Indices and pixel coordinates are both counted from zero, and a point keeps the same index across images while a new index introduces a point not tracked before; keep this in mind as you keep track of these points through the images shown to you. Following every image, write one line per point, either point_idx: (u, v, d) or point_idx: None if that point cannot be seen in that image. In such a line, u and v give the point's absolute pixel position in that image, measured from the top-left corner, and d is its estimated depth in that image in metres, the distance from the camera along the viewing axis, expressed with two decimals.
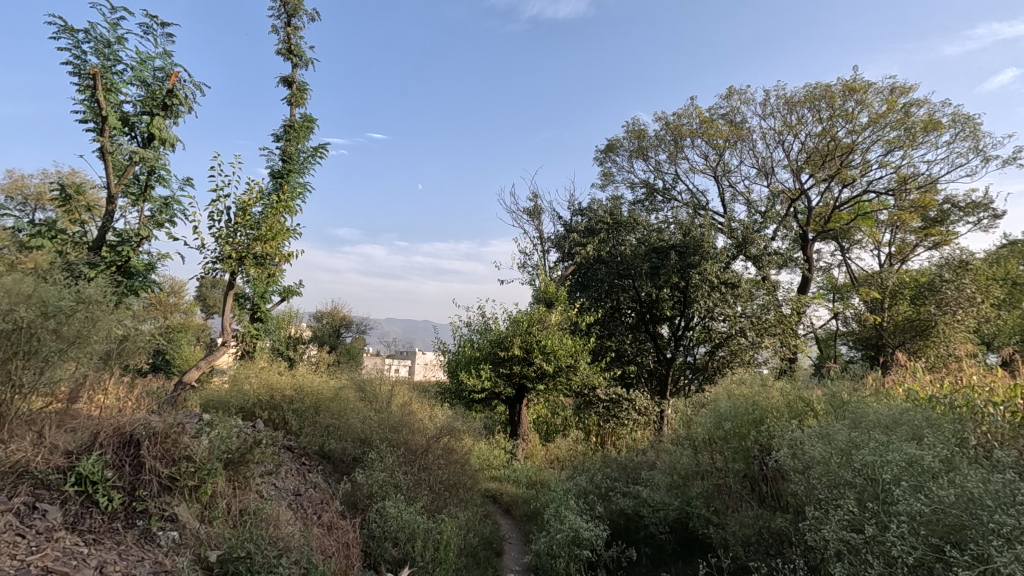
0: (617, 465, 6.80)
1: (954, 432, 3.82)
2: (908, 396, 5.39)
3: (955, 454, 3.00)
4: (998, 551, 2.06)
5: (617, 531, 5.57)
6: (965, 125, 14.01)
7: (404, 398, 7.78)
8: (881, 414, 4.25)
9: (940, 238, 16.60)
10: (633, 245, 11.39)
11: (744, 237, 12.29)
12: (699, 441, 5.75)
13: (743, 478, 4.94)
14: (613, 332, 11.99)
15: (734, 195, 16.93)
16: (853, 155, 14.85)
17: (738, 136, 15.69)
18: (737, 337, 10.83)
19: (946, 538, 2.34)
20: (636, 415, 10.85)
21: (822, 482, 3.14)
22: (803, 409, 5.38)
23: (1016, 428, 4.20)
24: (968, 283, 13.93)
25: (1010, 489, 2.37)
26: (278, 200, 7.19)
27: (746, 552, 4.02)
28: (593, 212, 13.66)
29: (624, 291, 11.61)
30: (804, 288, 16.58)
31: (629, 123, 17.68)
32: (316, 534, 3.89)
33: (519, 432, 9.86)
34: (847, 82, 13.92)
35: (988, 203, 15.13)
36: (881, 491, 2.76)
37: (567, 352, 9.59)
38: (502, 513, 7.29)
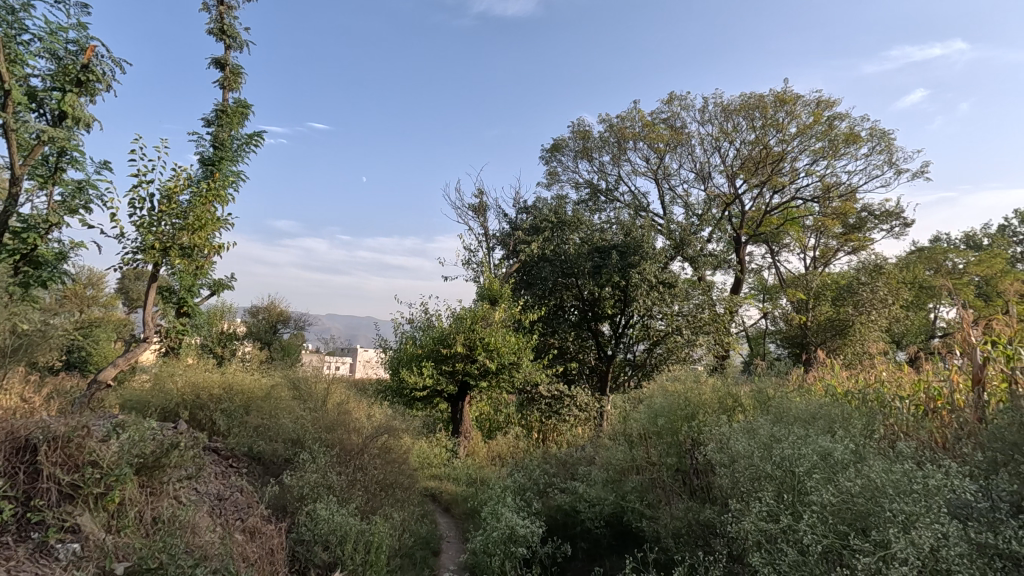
0: (556, 462, 6.84)
1: (864, 427, 4.12)
2: (827, 391, 5.77)
3: (863, 447, 3.22)
4: (894, 536, 2.20)
5: (554, 527, 5.61)
6: (881, 139, 15.09)
7: (341, 397, 7.53)
8: (801, 410, 4.50)
9: (858, 244, 17.75)
10: (576, 244, 11.59)
11: (682, 238, 12.69)
12: (636, 437, 5.92)
13: (676, 472, 5.13)
14: (556, 330, 12.06)
15: (673, 198, 17.52)
16: (783, 163, 15.69)
17: (678, 140, 16.27)
18: (674, 335, 11.30)
19: (853, 525, 2.49)
20: (576, 411, 11.10)
21: (745, 475, 3.25)
22: (732, 405, 5.65)
23: (918, 420, 4.58)
24: (882, 286, 15.07)
25: (909, 478, 2.55)
26: (207, 189, 6.79)
27: (676, 544, 4.13)
28: (536, 211, 13.79)
29: (567, 289, 11.74)
30: (736, 289, 17.39)
31: (575, 123, 17.90)
32: (238, 541, 3.68)
33: (461, 430, 9.79)
34: (778, 94, 14.70)
35: (900, 212, 16.38)
36: (797, 482, 2.89)
37: (511, 350, 9.59)
38: (442, 512, 7.24)
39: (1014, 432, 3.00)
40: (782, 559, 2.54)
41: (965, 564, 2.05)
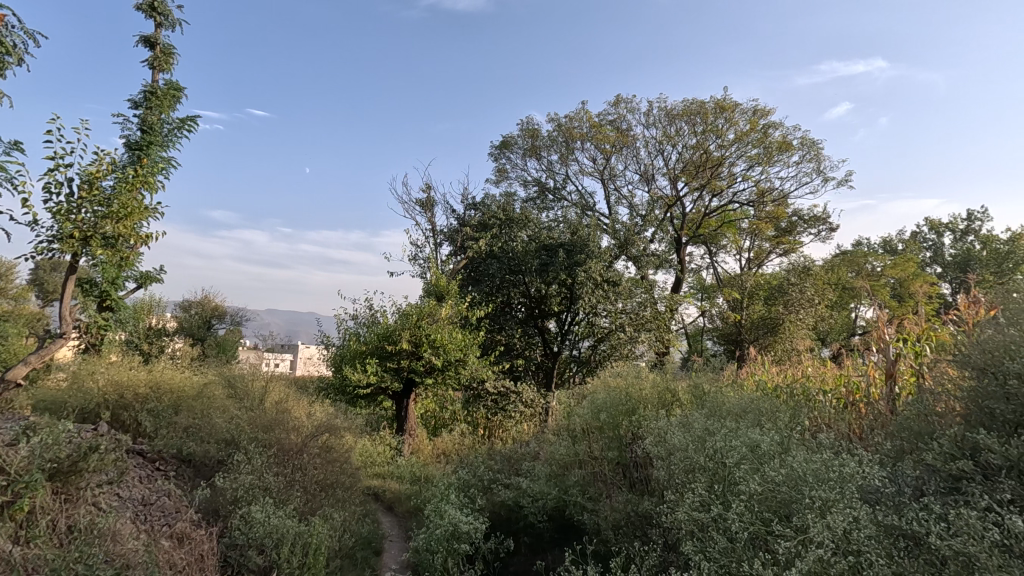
0: (501, 458, 6.88)
1: (789, 420, 4.38)
2: (758, 386, 6.12)
3: (788, 439, 3.43)
4: (812, 521, 2.36)
5: (497, 522, 5.65)
6: (811, 148, 16.01)
7: (280, 395, 7.27)
8: (734, 405, 4.73)
9: (789, 247, 18.75)
10: (524, 242, 11.68)
11: (626, 238, 13.01)
12: (579, 432, 6.03)
13: (617, 465, 5.26)
14: (503, 327, 12.10)
15: (619, 198, 17.93)
16: (722, 168, 16.38)
17: (623, 142, 16.68)
18: (617, 332, 11.60)
19: (776, 512, 2.64)
20: (522, 407, 11.19)
21: (680, 467, 3.38)
22: (670, 399, 5.87)
23: (838, 413, 4.93)
24: (809, 286, 16.01)
25: (828, 467, 2.73)
26: (134, 175, 6.38)
27: (615, 535, 4.25)
28: (485, 207, 13.59)
29: (514, 286, 11.80)
30: (677, 288, 18.02)
31: (524, 121, 17.96)
32: (164, 548, 3.49)
33: (405, 427, 9.67)
34: (718, 101, 15.33)
35: (826, 217, 17.44)
36: (727, 473, 3.04)
37: (457, 346, 9.55)
38: (385, 511, 7.14)
39: (918, 422, 3.28)
40: (712, 545, 2.66)
41: (873, 545, 2.21)
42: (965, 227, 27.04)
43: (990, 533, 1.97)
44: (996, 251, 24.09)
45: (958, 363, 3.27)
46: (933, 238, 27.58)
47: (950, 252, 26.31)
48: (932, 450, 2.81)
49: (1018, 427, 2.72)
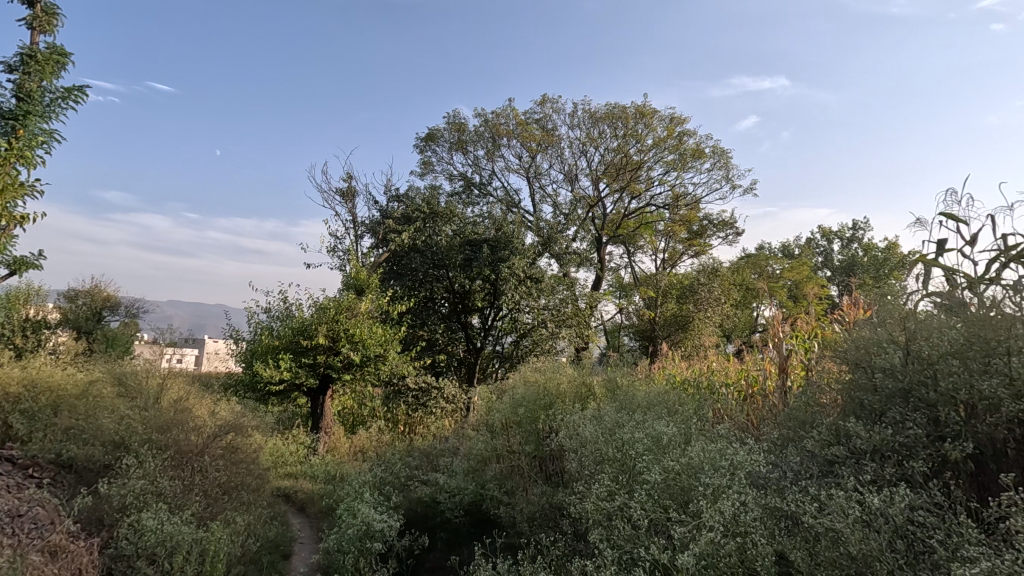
0: (419, 454, 6.80)
1: (693, 412, 4.68)
2: (668, 380, 6.49)
3: (690, 430, 3.65)
4: (706, 507, 2.53)
5: (413, 520, 5.56)
6: (721, 157, 17.08)
7: (180, 392, 6.78)
8: (644, 398, 4.98)
9: (700, 249, 19.89)
10: (448, 236, 11.60)
11: (549, 236, 13.24)
12: (496, 427, 6.06)
13: (534, 458, 5.37)
14: (426, 322, 11.92)
15: (543, 196, 18.22)
16: (640, 172, 17.09)
17: (549, 141, 16.99)
18: (539, 328, 11.80)
19: (675, 499, 2.81)
20: (443, 403, 10.99)
21: (590, 458, 3.50)
22: (586, 393, 6.10)
23: (739, 404, 5.32)
24: (716, 286, 17.09)
25: (722, 455, 2.94)
26: (7, 148, 5.68)
27: (530, 527, 4.33)
28: (409, 199, 13.21)
29: (438, 280, 11.69)
30: (597, 285, 18.60)
31: (451, 114, 17.77)
32: (35, 563, 3.16)
33: (321, 425, 9.28)
34: (638, 107, 15.99)
35: (733, 222, 18.68)
36: (632, 464, 3.19)
37: (377, 341, 9.31)
38: (296, 512, 6.84)
39: (803, 412, 3.60)
40: (616, 532, 2.78)
41: (757, 527, 2.41)
42: (850, 236, 29.92)
43: (854, 511, 2.20)
44: (875, 258, 26.87)
45: (837, 358, 3.62)
46: (825, 245, 30.31)
47: (838, 258, 29.02)
48: (812, 438, 3.10)
49: (882, 415, 3.06)
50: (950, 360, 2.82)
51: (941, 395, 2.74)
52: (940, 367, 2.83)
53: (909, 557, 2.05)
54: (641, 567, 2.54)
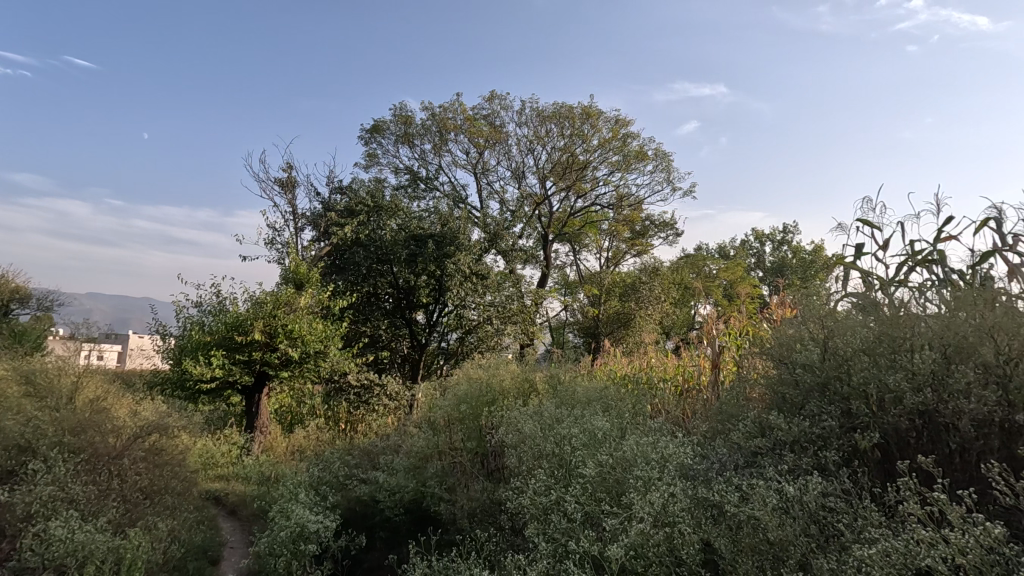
0: (359, 452, 6.66)
1: (631, 407, 4.83)
2: (608, 375, 6.68)
3: (625, 424, 3.76)
4: (637, 499, 2.61)
5: (351, 519, 5.43)
6: (663, 160, 17.61)
7: (98, 391, 6.34)
8: (585, 393, 5.09)
9: (642, 249, 20.45)
10: (393, 231, 11.38)
11: (495, 232, 13.23)
12: (438, 424, 6.00)
13: (475, 455, 5.37)
14: (369, 318, 11.65)
15: (490, 193, 18.19)
16: (586, 171, 17.38)
17: (496, 138, 17.01)
18: (485, 324, 11.79)
19: (608, 493, 2.88)
20: (386, 400, 10.83)
21: (528, 454, 3.54)
22: (528, 388, 6.19)
23: (676, 399, 5.51)
24: (656, 285, 17.63)
25: (654, 448, 3.04)
26: None
27: (470, 523, 4.33)
28: (352, 191, 12.60)
29: (382, 276, 11.44)
30: (542, 283, 18.78)
31: (397, 106, 17.42)
32: None
33: (256, 424, 8.92)
34: (584, 107, 16.25)
35: (673, 223, 19.32)
36: (568, 459, 3.24)
37: (318, 338, 9.01)
38: (226, 516, 6.54)
39: (733, 406, 3.77)
40: (550, 526, 2.82)
41: (684, 516, 2.51)
42: (781, 239, 31.63)
43: (773, 498, 2.32)
44: (803, 260, 28.51)
45: (765, 354, 3.81)
46: (757, 247, 31.89)
47: (769, 259, 30.60)
48: (738, 431, 3.26)
49: (801, 408, 3.26)
50: (861, 356, 3.03)
51: (854, 389, 2.94)
52: (853, 362, 3.04)
53: (820, 541, 2.19)
54: (575, 559, 2.59)
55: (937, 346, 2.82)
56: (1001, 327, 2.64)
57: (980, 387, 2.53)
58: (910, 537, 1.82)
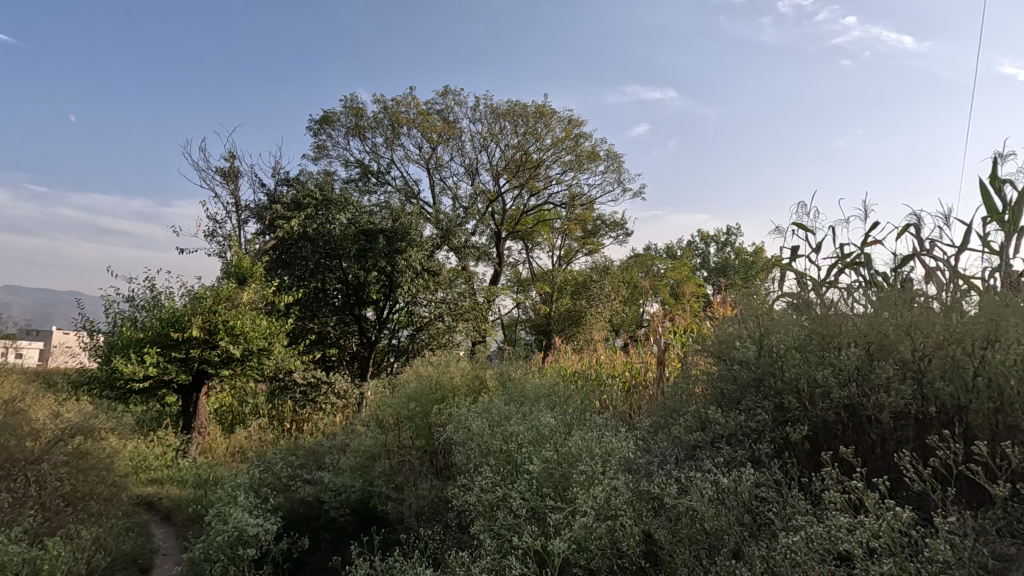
0: (304, 452, 6.47)
1: (579, 403, 4.92)
2: (558, 372, 6.77)
3: (570, 420, 3.82)
4: (581, 493, 2.67)
5: (294, 521, 5.26)
6: (614, 161, 17.97)
7: (14, 392, 5.89)
8: (534, 390, 5.14)
9: (593, 248, 20.79)
10: (342, 225, 11.10)
11: (448, 229, 13.14)
12: (385, 422, 5.89)
13: (424, 453, 5.32)
14: (315, 314, 11.20)
15: (443, 188, 18.03)
16: (539, 170, 17.51)
17: (450, 133, 16.89)
18: (436, 322, 11.70)
19: (553, 488, 2.93)
20: (333, 398, 10.58)
21: (475, 451, 3.55)
22: (478, 385, 6.21)
23: (623, 395, 5.64)
24: (607, 284, 17.97)
25: (597, 444, 3.11)
26: None
27: (417, 522, 4.29)
28: (299, 183, 12.09)
29: (330, 271, 11.14)
30: (494, 280, 18.79)
31: (348, 97, 16.98)
32: None
33: (194, 425, 8.52)
34: (538, 106, 16.37)
35: (623, 223, 19.75)
36: (514, 455, 3.27)
37: (262, 335, 8.67)
38: (159, 522, 6.21)
39: (676, 402, 3.89)
40: (496, 522, 2.84)
41: (626, 508, 2.58)
42: (724, 240, 32.91)
43: (708, 489, 2.42)
44: (744, 261, 29.74)
45: (707, 351, 3.95)
46: (703, 248, 33.04)
47: (713, 260, 31.76)
48: (679, 426, 3.37)
49: (738, 403, 3.41)
50: (793, 353, 3.19)
51: (786, 384, 3.09)
52: (786, 358, 3.19)
53: (751, 529, 2.30)
54: (520, 555, 2.63)
55: (861, 344, 3.00)
56: (917, 326, 2.84)
57: (899, 382, 2.71)
58: (831, 523, 1.93)
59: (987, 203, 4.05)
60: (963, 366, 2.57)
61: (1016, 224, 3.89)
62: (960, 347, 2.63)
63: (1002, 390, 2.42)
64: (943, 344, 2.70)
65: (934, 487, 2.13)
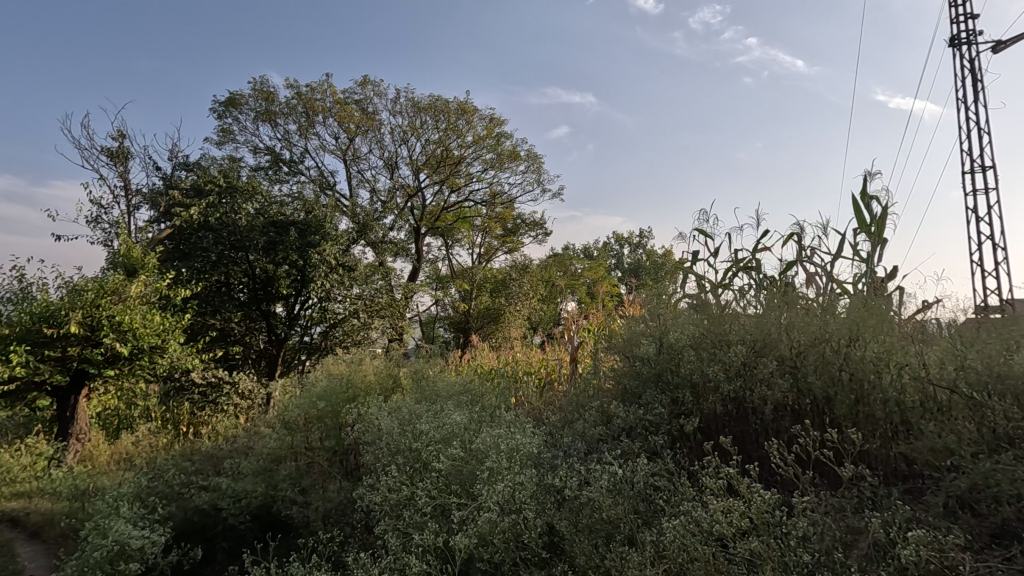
0: (201, 457, 6.05)
1: (492, 401, 4.98)
2: (475, 370, 6.79)
3: (480, 417, 3.85)
4: (488, 489, 2.71)
5: (187, 531, 4.87)
6: (535, 161, 18.28)
7: None
8: (450, 388, 5.10)
9: (513, 246, 21.05)
10: (249, 215, 10.41)
11: (365, 223, 12.75)
12: (292, 422, 5.61)
13: (333, 455, 5.16)
14: (218, 309, 10.50)
15: (360, 181, 17.48)
16: (460, 167, 17.46)
17: (368, 125, 16.43)
18: (350, 318, 11.36)
19: (459, 487, 2.95)
20: (237, 399, 10.00)
21: (383, 451, 3.48)
22: (392, 384, 6.12)
23: (538, 392, 5.77)
24: (525, 282, 18.27)
25: (505, 440, 3.16)
26: None
27: (323, 524, 4.17)
28: (201, 168, 11.16)
29: (235, 264, 10.40)
30: (413, 277, 18.47)
31: (258, 80, 15.98)
32: None
33: (71, 432, 7.70)
34: (460, 103, 16.34)
35: (543, 224, 20.17)
36: (422, 455, 3.24)
37: (155, 331, 7.97)
38: (25, 540, 5.56)
39: (584, 398, 4.05)
40: (400, 522, 2.81)
41: (530, 502, 2.66)
42: (637, 242, 34.57)
43: (606, 480, 2.55)
44: (655, 263, 31.33)
45: (615, 349, 4.14)
46: (617, 249, 34.43)
47: (627, 260, 33.28)
48: (585, 421, 3.51)
49: (639, 397, 3.60)
50: (689, 350, 3.43)
51: (682, 379, 3.32)
52: (682, 355, 3.43)
53: (645, 514, 2.45)
54: (423, 552, 2.62)
55: (747, 341, 3.28)
56: (794, 325, 3.14)
57: (777, 376, 2.99)
58: (711, 507, 2.10)
59: (857, 216, 4.56)
60: (831, 362, 2.88)
61: (880, 235, 4.41)
62: (828, 344, 2.96)
63: (861, 383, 2.76)
64: (815, 342, 3.02)
65: (798, 471, 2.39)
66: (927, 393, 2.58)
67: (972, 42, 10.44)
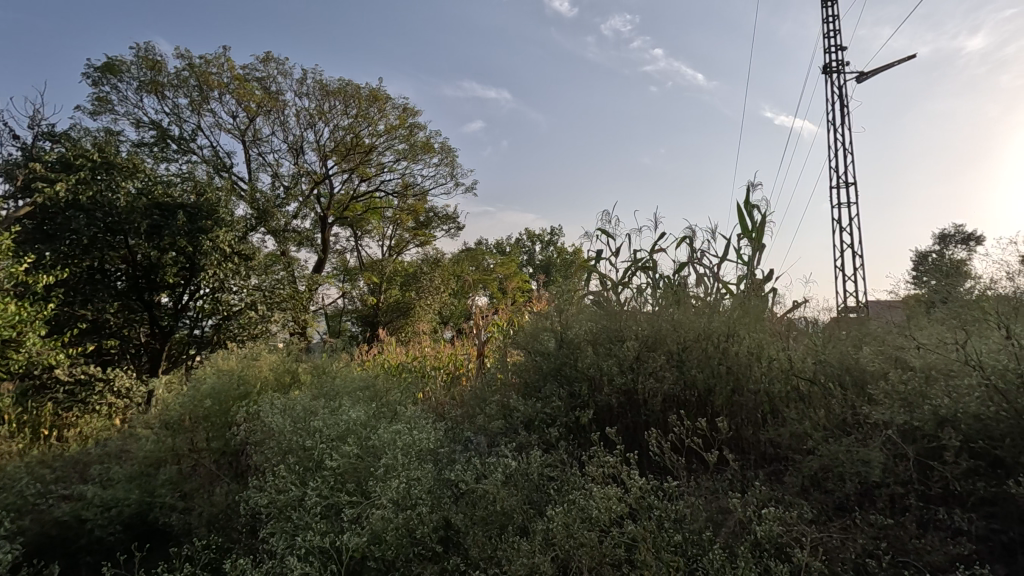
0: (63, 464, 5.42)
1: (396, 396, 4.90)
2: (379, 364, 6.64)
3: (376, 413, 3.77)
4: (381, 487, 2.67)
5: (44, 547, 4.32)
6: (449, 155, 18.16)
7: None
8: (351, 385, 4.91)
9: (424, 239, 20.79)
10: (130, 195, 9.35)
11: (264, 209, 12.03)
12: (174, 423, 5.15)
13: (221, 455, 4.83)
14: (90, 298, 9.13)
15: (261, 165, 16.40)
16: (371, 156, 16.95)
17: (271, 105, 15.50)
18: (247, 311, 10.69)
19: (351, 485, 2.88)
20: (111, 399, 9.05)
21: (273, 451, 3.31)
22: (289, 381, 5.84)
23: (445, 386, 5.75)
24: (436, 276, 18.16)
25: (401, 435, 3.12)
26: None
27: (206, 530, 3.90)
28: (70, 140, 9.87)
29: (111, 247, 9.24)
30: (319, 268, 17.71)
31: (143, 46, 14.44)
32: None
33: None
34: (372, 90, 15.83)
35: (455, 218, 20.12)
36: (313, 455, 3.12)
37: (9, 322, 6.96)
38: None
39: (487, 392, 4.09)
40: (285, 524, 2.69)
41: (424, 496, 2.66)
42: (549, 239, 35.38)
43: (499, 473, 2.60)
44: (565, 259, 32.31)
45: (519, 345, 4.21)
46: (529, 245, 35.12)
47: (539, 257, 34.12)
48: (486, 416, 3.55)
49: (538, 390, 3.71)
50: (587, 345, 3.58)
51: (580, 373, 3.44)
52: (581, 350, 3.57)
53: (536, 504, 2.53)
54: (309, 553, 2.53)
55: (640, 337, 3.47)
56: (682, 322, 3.37)
57: (664, 369, 3.19)
58: (600, 495, 2.20)
59: (741, 222, 4.98)
60: (711, 356, 3.13)
61: (760, 240, 4.85)
62: (710, 340, 3.20)
63: (736, 375, 3.02)
64: (699, 338, 3.26)
65: (677, 457, 2.58)
66: (791, 384, 2.87)
67: (841, 71, 11.75)
